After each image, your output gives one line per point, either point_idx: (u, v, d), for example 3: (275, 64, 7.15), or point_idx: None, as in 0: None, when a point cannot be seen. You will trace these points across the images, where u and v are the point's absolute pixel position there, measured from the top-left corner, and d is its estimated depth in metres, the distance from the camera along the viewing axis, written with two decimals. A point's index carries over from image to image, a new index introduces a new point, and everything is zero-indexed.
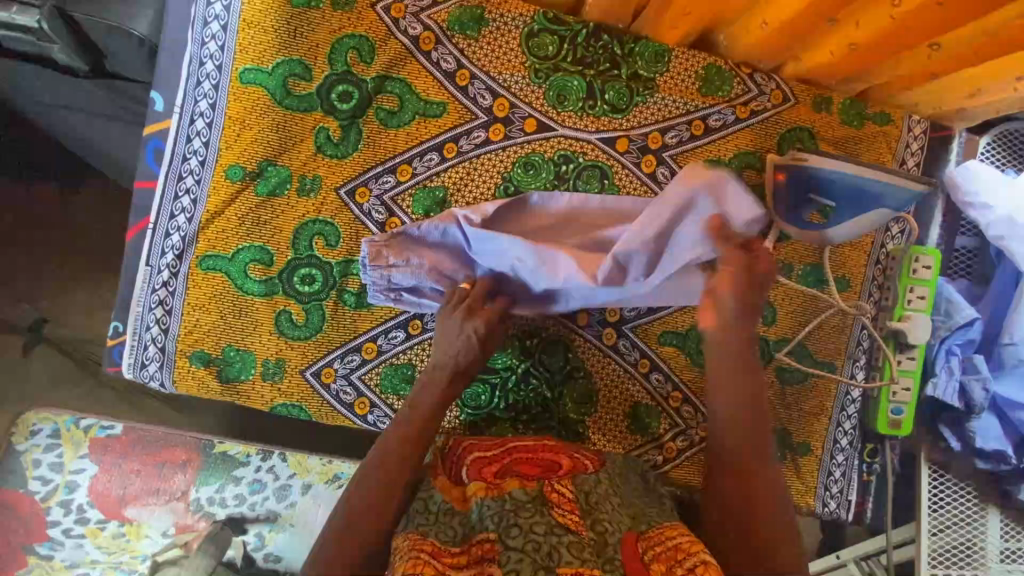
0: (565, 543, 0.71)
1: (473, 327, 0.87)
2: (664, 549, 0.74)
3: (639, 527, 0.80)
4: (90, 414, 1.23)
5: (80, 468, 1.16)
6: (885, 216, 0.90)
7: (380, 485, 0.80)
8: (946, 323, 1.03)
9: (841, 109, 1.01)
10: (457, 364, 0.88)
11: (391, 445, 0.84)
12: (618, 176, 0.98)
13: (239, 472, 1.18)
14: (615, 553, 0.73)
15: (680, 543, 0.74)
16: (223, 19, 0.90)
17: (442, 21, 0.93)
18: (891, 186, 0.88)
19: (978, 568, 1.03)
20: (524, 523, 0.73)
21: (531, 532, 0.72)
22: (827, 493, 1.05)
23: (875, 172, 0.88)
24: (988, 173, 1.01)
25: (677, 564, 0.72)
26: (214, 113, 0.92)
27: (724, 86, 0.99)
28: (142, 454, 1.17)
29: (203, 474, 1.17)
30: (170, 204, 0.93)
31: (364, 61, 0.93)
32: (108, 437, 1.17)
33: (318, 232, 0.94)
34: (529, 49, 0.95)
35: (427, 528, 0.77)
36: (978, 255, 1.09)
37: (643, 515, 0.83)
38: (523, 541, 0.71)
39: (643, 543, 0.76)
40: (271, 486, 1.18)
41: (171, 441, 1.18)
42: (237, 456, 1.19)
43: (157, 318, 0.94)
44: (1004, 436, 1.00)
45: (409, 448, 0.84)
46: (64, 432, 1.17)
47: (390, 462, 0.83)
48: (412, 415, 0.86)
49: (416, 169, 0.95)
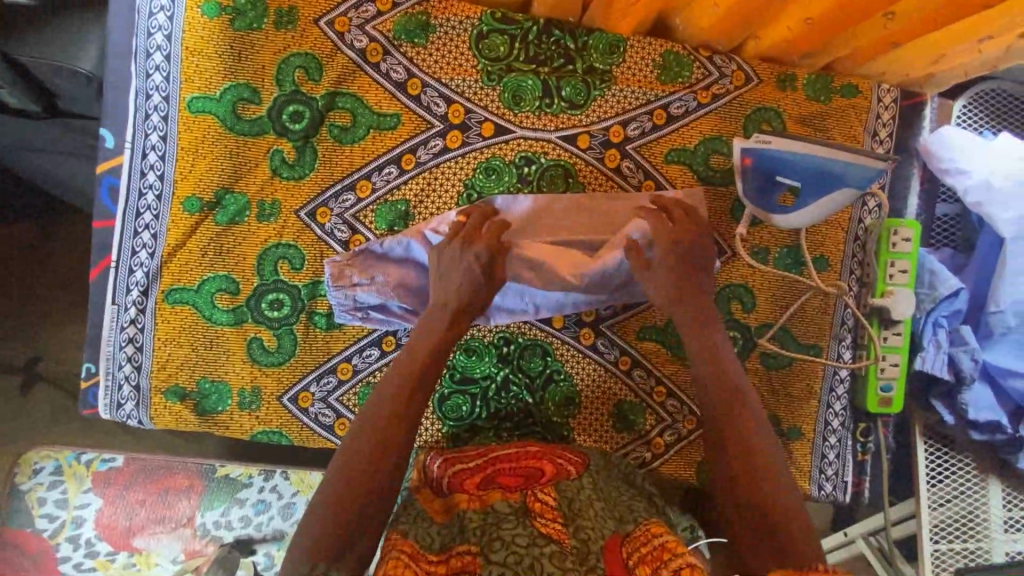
0: (547, 554, 0.69)
1: (475, 256, 0.84)
2: (648, 550, 0.72)
3: (624, 532, 0.76)
4: (92, 448, 1.23)
5: (85, 502, 1.16)
6: (850, 197, 0.88)
7: (353, 485, 0.72)
8: (931, 295, 1.01)
9: (806, 84, 0.98)
10: (460, 298, 0.84)
11: (362, 440, 0.75)
12: (582, 173, 0.96)
13: (242, 494, 1.18)
14: (598, 562, 0.70)
15: (664, 542, 0.71)
16: (165, 49, 0.89)
17: (387, 31, 0.92)
18: (854, 166, 0.86)
19: (982, 538, 1.00)
20: (506, 536, 0.71)
21: (513, 544, 0.70)
22: (822, 476, 1.03)
23: (838, 152, 0.85)
24: (963, 138, 1.00)
25: (663, 566, 0.68)
26: (165, 145, 0.91)
27: (683, 72, 0.97)
28: (145, 484, 1.17)
29: (207, 499, 1.17)
30: (130, 241, 0.92)
31: (312, 79, 0.91)
32: (110, 469, 1.17)
33: (283, 256, 0.93)
34: (480, 52, 0.93)
35: (407, 528, 0.76)
36: (960, 220, 1.07)
37: (628, 514, 0.80)
38: (505, 554, 0.69)
39: (626, 549, 0.73)
40: (275, 505, 1.18)
41: (173, 470, 1.18)
42: (240, 478, 1.19)
43: (129, 356, 0.94)
44: (997, 406, 0.98)
45: (392, 429, 0.76)
46: (66, 468, 1.17)
47: (362, 457, 0.74)
48: (388, 393, 0.78)
49: (375, 184, 0.94)
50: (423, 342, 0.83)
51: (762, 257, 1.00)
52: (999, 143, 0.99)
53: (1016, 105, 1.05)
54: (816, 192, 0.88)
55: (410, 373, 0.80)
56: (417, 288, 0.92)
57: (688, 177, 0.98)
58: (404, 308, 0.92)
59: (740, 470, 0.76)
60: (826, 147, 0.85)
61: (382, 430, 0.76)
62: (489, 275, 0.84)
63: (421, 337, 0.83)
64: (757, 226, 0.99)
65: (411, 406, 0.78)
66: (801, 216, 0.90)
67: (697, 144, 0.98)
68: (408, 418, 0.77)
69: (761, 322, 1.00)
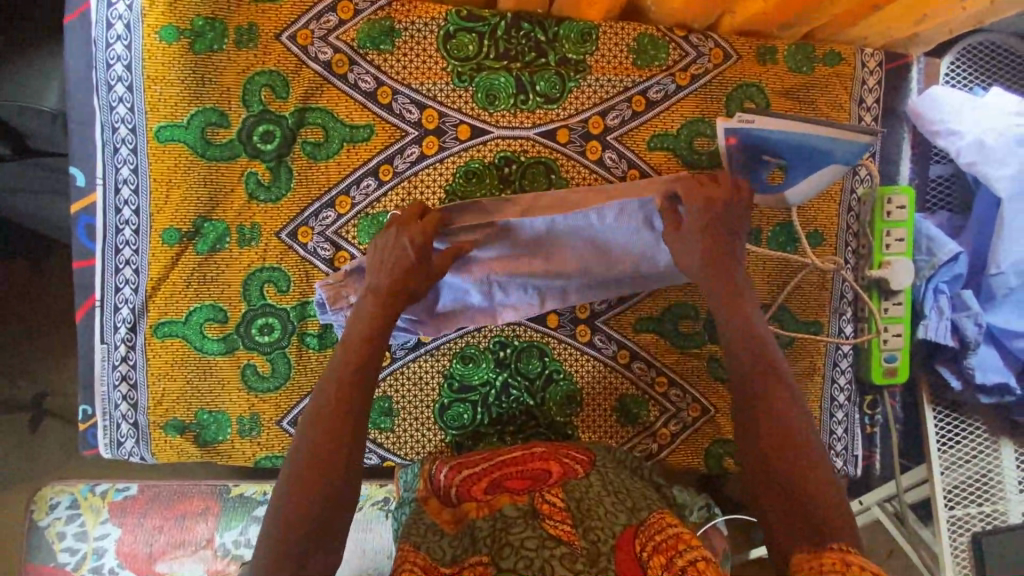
0: (557, 556, 0.66)
1: (409, 240, 0.79)
2: (662, 538, 0.69)
3: (637, 519, 0.73)
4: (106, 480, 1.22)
5: (104, 533, 1.14)
6: (836, 172, 0.86)
7: (301, 488, 0.65)
8: (930, 261, 0.99)
9: (787, 56, 0.96)
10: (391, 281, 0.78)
11: (306, 438, 0.68)
12: (564, 169, 0.94)
13: (259, 510, 1.17)
14: (610, 562, 0.66)
15: (680, 533, 0.69)
16: (127, 80, 0.87)
17: (351, 40, 0.89)
18: (840, 139, 0.82)
19: (998, 501, 0.98)
20: (516, 540, 0.69)
21: (522, 548, 0.67)
22: (832, 452, 1.03)
23: (823, 126, 0.81)
24: (953, 98, 0.97)
25: (677, 555, 0.66)
26: (138, 177, 0.89)
27: (659, 55, 0.94)
28: (163, 509, 1.16)
29: (225, 519, 1.16)
30: (112, 277, 0.91)
31: (279, 97, 0.89)
32: (126, 498, 1.17)
33: (268, 279, 0.92)
34: (448, 53, 0.91)
35: (419, 540, 0.75)
36: (956, 181, 1.04)
37: (640, 502, 0.76)
38: (515, 560, 0.66)
39: (641, 539, 0.70)
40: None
41: (187, 494, 1.18)
42: (255, 496, 1.18)
43: (124, 395, 0.93)
44: (1005, 367, 0.96)
45: (333, 417, 0.69)
46: (81, 501, 1.16)
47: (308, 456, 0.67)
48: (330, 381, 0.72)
49: (354, 199, 0.92)
50: (358, 333, 0.76)
51: (755, 238, 0.98)
52: (989, 99, 0.97)
53: (1007, 59, 1.02)
54: (807, 168, 0.86)
55: (350, 357, 0.74)
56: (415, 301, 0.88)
57: (673, 163, 0.95)
58: (408, 321, 0.90)
59: (770, 453, 0.66)
60: (814, 124, 0.81)
61: (326, 424, 0.69)
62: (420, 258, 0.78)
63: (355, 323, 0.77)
64: None
65: (353, 400, 0.70)
66: (796, 194, 0.89)
67: (680, 127, 0.95)
68: (354, 407, 0.70)
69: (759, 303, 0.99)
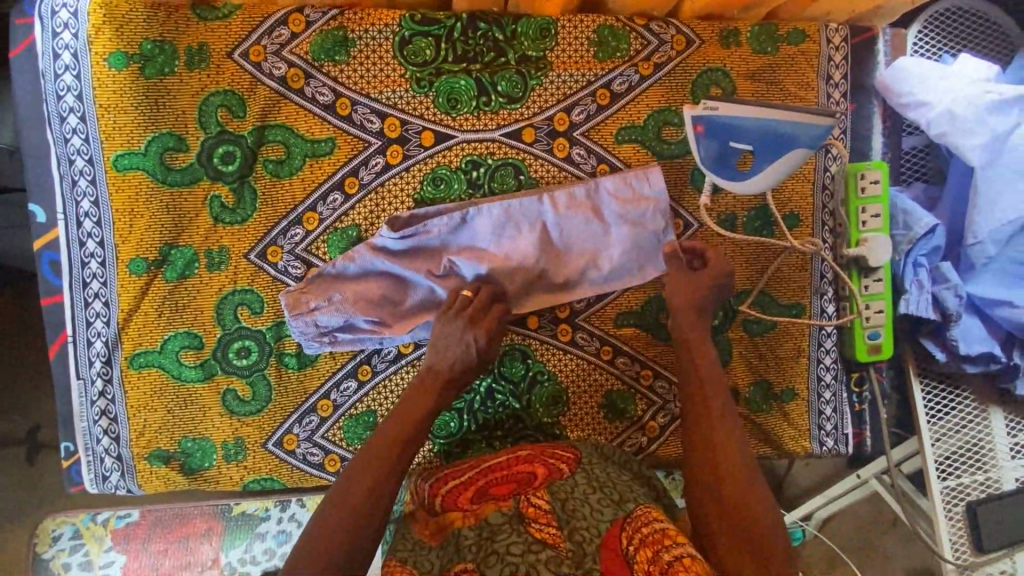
0: (543, 560, 0.67)
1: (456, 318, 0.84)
2: (649, 532, 0.69)
3: (624, 512, 0.73)
4: (107, 505, 1.17)
5: (109, 561, 1.10)
6: (802, 155, 0.85)
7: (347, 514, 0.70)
8: (907, 235, 0.98)
9: (751, 37, 0.94)
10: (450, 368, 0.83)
11: (360, 471, 0.74)
12: (533, 168, 0.93)
13: (262, 527, 1.14)
14: (595, 563, 0.68)
15: (666, 528, 0.68)
16: (79, 110, 0.86)
17: (305, 53, 0.87)
18: (801, 123, 0.82)
19: (990, 468, 0.98)
20: (501, 547, 0.70)
21: (508, 555, 0.69)
22: (822, 432, 1.02)
23: (783, 111, 0.82)
24: (921, 68, 0.96)
25: (663, 550, 0.66)
26: (99, 209, 0.88)
27: (621, 45, 0.92)
28: (164, 533, 1.12)
29: (228, 538, 1.13)
30: (83, 312, 0.90)
31: (237, 116, 0.88)
32: (128, 525, 1.12)
33: (241, 302, 0.91)
34: (405, 58, 0.89)
35: (407, 555, 0.72)
36: (930, 152, 1.04)
37: (625, 494, 0.76)
38: (501, 566, 0.68)
39: (627, 533, 0.70)
40: (296, 535, 1.13)
41: (188, 516, 1.13)
42: (257, 512, 1.14)
43: (105, 429, 0.92)
44: (989, 336, 0.96)
45: (397, 451, 0.76)
46: (84, 531, 1.11)
47: (359, 490, 0.72)
48: (402, 418, 0.79)
49: (322, 214, 0.90)
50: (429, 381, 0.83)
51: (730, 224, 0.97)
52: (957, 67, 0.95)
53: (974, 23, 1.01)
54: (769, 153, 0.84)
55: (417, 401, 0.81)
56: (378, 298, 0.89)
57: (643, 155, 0.94)
58: (371, 322, 0.89)
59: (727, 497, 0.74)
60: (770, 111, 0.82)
61: (384, 458, 0.75)
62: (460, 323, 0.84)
63: (421, 392, 0.82)
64: (719, 192, 0.96)
65: (413, 438, 0.78)
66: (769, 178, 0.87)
67: (646, 118, 0.94)
68: (410, 444, 0.78)
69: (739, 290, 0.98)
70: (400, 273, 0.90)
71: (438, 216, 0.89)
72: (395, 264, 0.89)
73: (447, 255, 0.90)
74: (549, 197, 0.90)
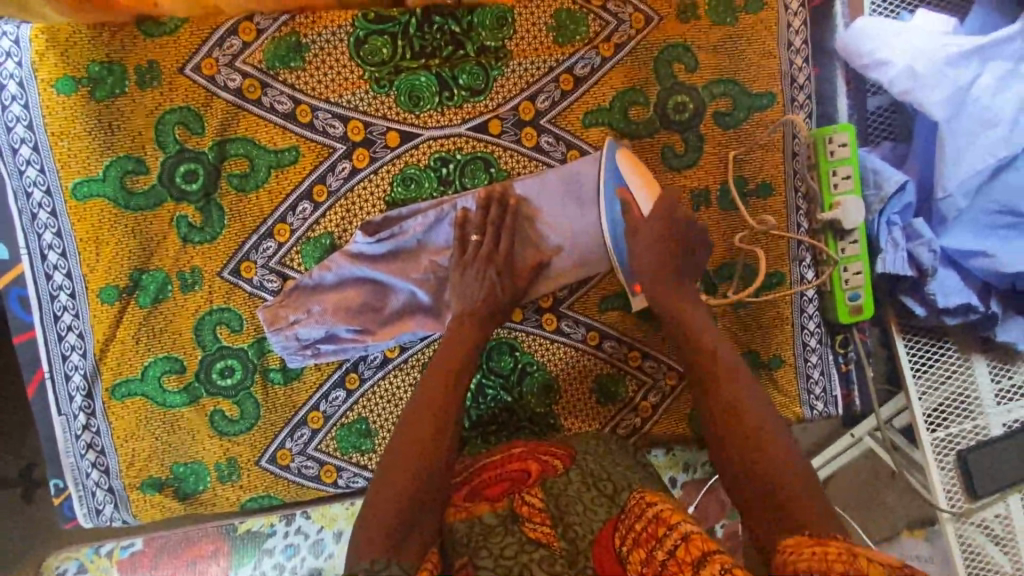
0: (537, 559, 0.63)
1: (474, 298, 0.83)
2: (642, 528, 0.63)
3: (618, 508, 0.69)
4: (112, 536, 1.10)
5: None
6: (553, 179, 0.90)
7: (379, 533, 0.63)
8: (878, 195, 0.99)
9: (709, 10, 0.94)
10: (484, 311, 0.83)
11: (395, 462, 0.69)
12: (503, 160, 0.92)
13: (270, 543, 1.05)
14: (588, 562, 0.63)
15: (659, 514, 0.63)
16: (31, 140, 0.84)
17: (259, 62, 0.86)
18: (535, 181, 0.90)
19: (978, 416, 1.00)
20: (494, 548, 0.65)
21: (501, 557, 0.64)
22: (811, 396, 1.03)
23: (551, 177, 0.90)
24: (879, 28, 0.96)
25: (656, 546, 0.60)
26: (63, 240, 0.86)
27: (579, 29, 0.91)
28: (171, 559, 1.04)
29: (237, 557, 1.05)
30: (57, 346, 0.88)
31: (195, 133, 0.86)
32: (133, 555, 1.04)
33: (220, 321, 0.89)
34: (362, 59, 0.87)
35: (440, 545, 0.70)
36: (895, 110, 1.04)
37: (620, 486, 0.72)
38: (494, 562, 0.64)
39: (620, 533, 0.65)
40: (305, 548, 1.05)
41: (194, 538, 1.05)
42: (263, 528, 1.05)
43: (93, 462, 0.91)
44: (966, 287, 0.96)
45: (429, 434, 0.71)
46: (89, 564, 1.05)
47: (396, 481, 0.67)
48: (422, 397, 0.75)
49: (292, 225, 0.89)
50: (452, 354, 0.79)
51: (704, 200, 0.97)
52: (915, 23, 0.96)
53: None
54: (616, 176, 0.88)
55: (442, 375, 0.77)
56: (359, 305, 0.88)
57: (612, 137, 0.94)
58: (353, 330, 0.89)
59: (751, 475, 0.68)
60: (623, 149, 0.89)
61: (417, 439, 0.71)
62: (502, 282, 0.84)
63: (450, 355, 0.79)
64: (691, 168, 0.96)
65: (446, 410, 0.74)
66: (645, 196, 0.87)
67: (612, 100, 0.93)
68: (445, 419, 0.73)
69: (719, 264, 0.98)
70: (378, 278, 0.88)
71: (412, 217, 0.88)
72: (373, 269, 0.88)
73: (426, 256, 0.89)
74: (519, 184, 0.89)
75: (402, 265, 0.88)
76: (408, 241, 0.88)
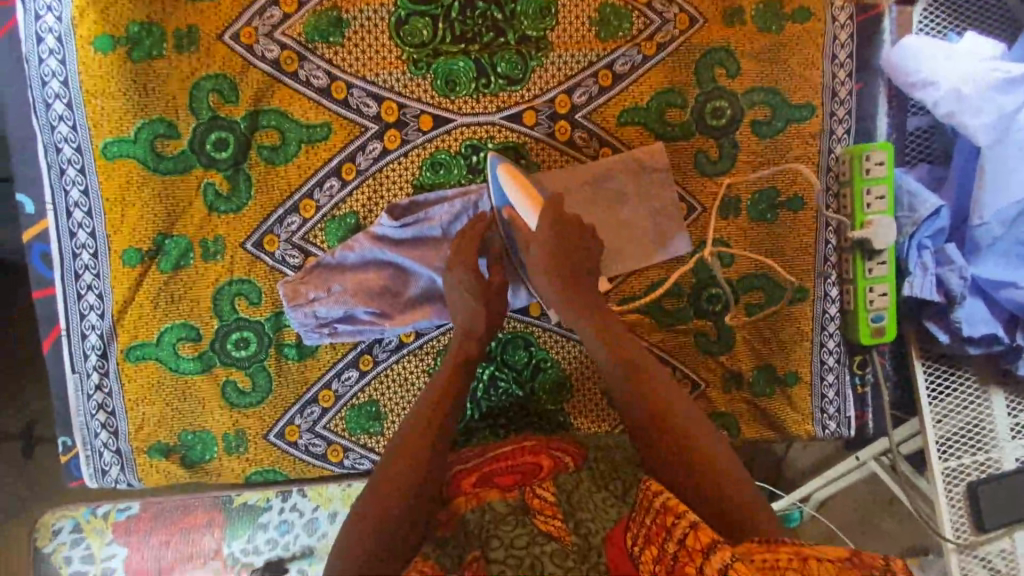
0: (548, 553, 0.61)
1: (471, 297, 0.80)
2: (651, 522, 0.62)
3: (626, 505, 0.69)
4: (110, 498, 1.10)
5: (112, 553, 1.03)
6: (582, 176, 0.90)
7: (373, 515, 0.63)
8: (911, 218, 0.97)
9: (755, 16, 0.92)
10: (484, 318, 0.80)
11: (400, 450, 0.69)
12: (534, 153, 0.91)
13: (264, 517, 1.05)
14: (601, 557, 0.62)
15: (666, 503, 0.63)
16: (65, 97, 0.83)
17: (298, 35, 0.85)
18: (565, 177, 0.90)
19: (991, 448, 0.98)
20: (505, 537, 0.63)
21: (512, 546, 0.62)
22: (825, 415, 1.01)
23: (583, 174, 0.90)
24: (926, 48, 0.94)
25: (667, 539, 0.60)
26: (89, 199, 0.85)
27: (623, 25, 0.90)
28: (166, 525, 1.04)
29: (230, 528, 1.05)
30: (76, 304, 0.88)
31: (229, 101, 0.85)
32: (129, 518, 1.05)
33: (238, 292, 0.89)
34: (402, 39, 0.87)
35: None
36: (934, 131, 1.02)
37: (630, 483, 0.73)
38: (505, 553, 0.61)
39: (631, 531, 0.63)
40: (299, 526, 1.05)
41: (190, 506, 1.05)
42: (259, 503, 1.06)
43: (103, 423, 0.91)
44: (992, 318, 0.95)
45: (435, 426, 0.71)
46: (85, 524, 1.04)
47: (402, 469, 0.67)
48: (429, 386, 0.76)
49: (319, 202, 0.88)
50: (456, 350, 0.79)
51: (733, 207, 0.96)
52: (963, 45, 0.94)
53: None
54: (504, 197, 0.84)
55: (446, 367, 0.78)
56: (378, 289, 0.88)
57: (646, 137, 0.93)
58: (371, 313, 0.88)
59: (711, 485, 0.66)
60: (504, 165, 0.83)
61: (423, 425, 0.71)
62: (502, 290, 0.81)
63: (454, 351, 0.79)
64: (723, 175, 0.95)
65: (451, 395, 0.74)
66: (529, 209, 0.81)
67: (649, 99, 0.92)
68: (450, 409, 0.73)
69: (742, 275, 0.97)
70: (400, 263, 0.88)
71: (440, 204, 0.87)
72: (395, 253, 0.87)
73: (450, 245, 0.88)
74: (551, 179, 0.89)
75: (426, 252, 0.88)
76: (433, 228, 0.87)
